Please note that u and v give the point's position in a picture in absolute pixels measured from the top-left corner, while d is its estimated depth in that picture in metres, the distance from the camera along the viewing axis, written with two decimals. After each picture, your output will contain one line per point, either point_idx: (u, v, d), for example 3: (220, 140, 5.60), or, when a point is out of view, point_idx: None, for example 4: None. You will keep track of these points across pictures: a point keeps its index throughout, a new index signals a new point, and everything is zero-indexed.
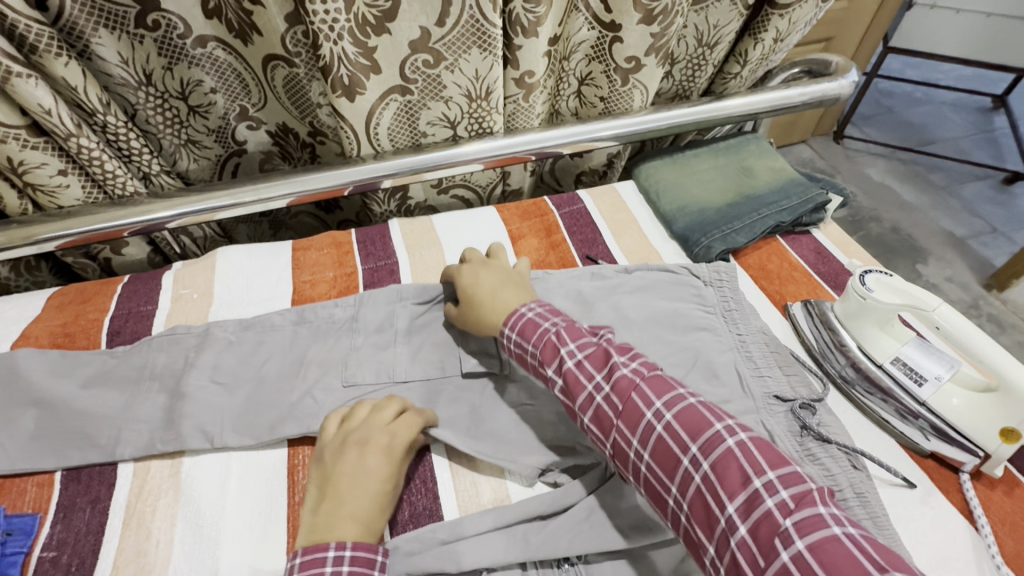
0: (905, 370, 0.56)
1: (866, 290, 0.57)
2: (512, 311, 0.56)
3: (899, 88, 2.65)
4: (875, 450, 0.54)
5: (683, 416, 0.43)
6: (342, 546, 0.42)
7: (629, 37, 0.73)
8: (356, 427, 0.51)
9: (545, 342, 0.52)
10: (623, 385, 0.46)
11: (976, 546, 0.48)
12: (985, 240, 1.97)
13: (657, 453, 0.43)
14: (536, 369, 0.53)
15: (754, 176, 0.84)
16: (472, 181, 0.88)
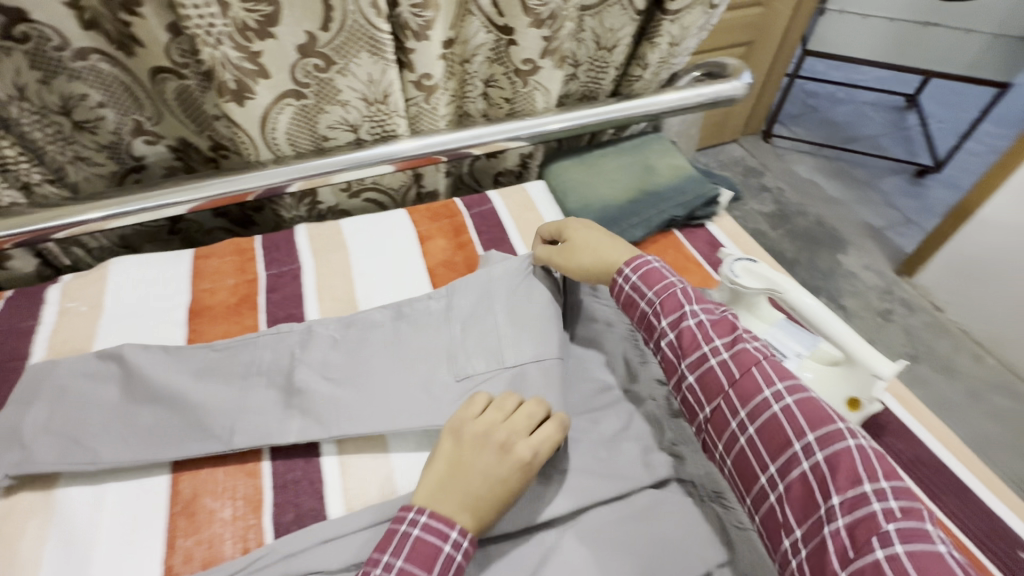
0: (769, 349, 0.59)
1: (734, 276, 0.60)
2: (638, 257, 0.60)
3: (822, 89, 2.82)
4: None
5: (803, 401, 0.46)
6: (416, 519, 0.45)
7: (523, 41, 0.76)
8: (464, 424, 0.51)
9: (667, 295, 0.56)
10: (745, 358, 0.50)
11: None
12: (897, 230, 2.11)
13: (766, 430, 0.46)
14: (647, 316, 0.57)
15: (655, 173, 0.88)
16: (384, 184, 0.89)
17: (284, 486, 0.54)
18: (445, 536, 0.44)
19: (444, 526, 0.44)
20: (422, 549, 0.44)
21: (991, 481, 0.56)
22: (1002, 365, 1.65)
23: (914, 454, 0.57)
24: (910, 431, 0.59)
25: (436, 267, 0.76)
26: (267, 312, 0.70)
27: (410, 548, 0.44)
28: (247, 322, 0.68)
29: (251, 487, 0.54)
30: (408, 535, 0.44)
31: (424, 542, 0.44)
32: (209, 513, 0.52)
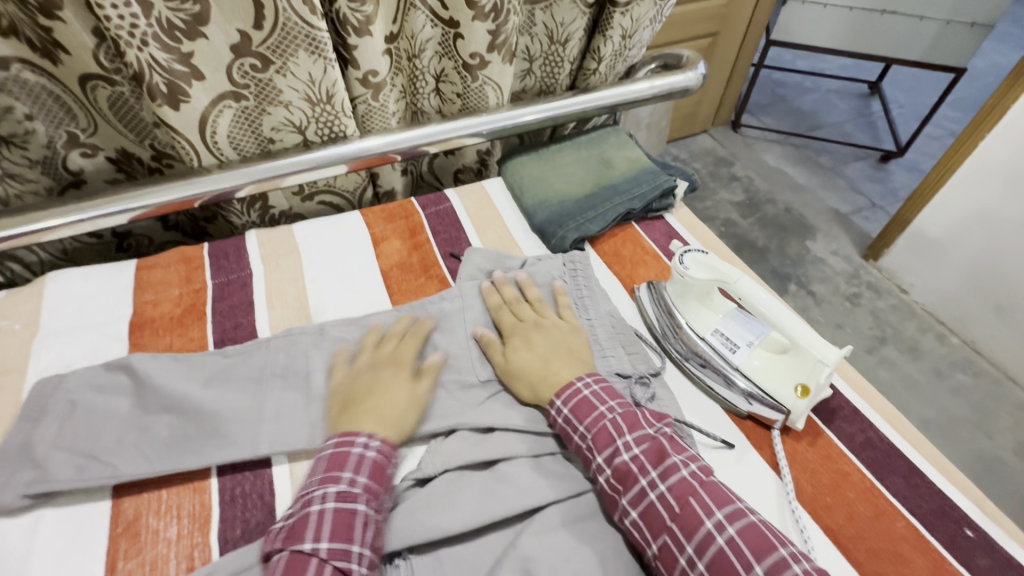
0: (722, 340, 0.61)
1: (683, 268, 0.60)
2: (565, 385, 0.57)
3: (788, 79, 2.86)
4: (700, 417, 0.58)
5: (745, 530, 0.45)
6: (368, 440, 0.52)
7: (470, 34, 0.76)
8: (364, 364, 0.60)
9: (597, 428, 0.52)
10: (682, 488, 0.48)
11: (779, 495, 0.52)
12: (864, 215, 2.15)
13: (714, 563, 0.44)
14: (583, 451, 0.53)
15: (612, 167, 0.88)
16: (337, 186, 0.87)
17: (230, 500, 0.52)
18: (354, 446, 0.51)
19: (351, 438, 0.51)
20: (377, 468, 0.50)
21: (939, 460, 0.56)
22: (964, 344, 1.69)
23: (865, 437, 0.57)
24: (860, 415, 0.59)
25: (391, 269, 0.75)
26: (215, 322, 0.67)
27: (367, 467, 0.50)
28: (194, 334, 0.66)
29: (197, 504, 0.52)
30: (361, 458, 0.50)
31: (362, 461, 0.50)
32: (153, 533, 0.50)
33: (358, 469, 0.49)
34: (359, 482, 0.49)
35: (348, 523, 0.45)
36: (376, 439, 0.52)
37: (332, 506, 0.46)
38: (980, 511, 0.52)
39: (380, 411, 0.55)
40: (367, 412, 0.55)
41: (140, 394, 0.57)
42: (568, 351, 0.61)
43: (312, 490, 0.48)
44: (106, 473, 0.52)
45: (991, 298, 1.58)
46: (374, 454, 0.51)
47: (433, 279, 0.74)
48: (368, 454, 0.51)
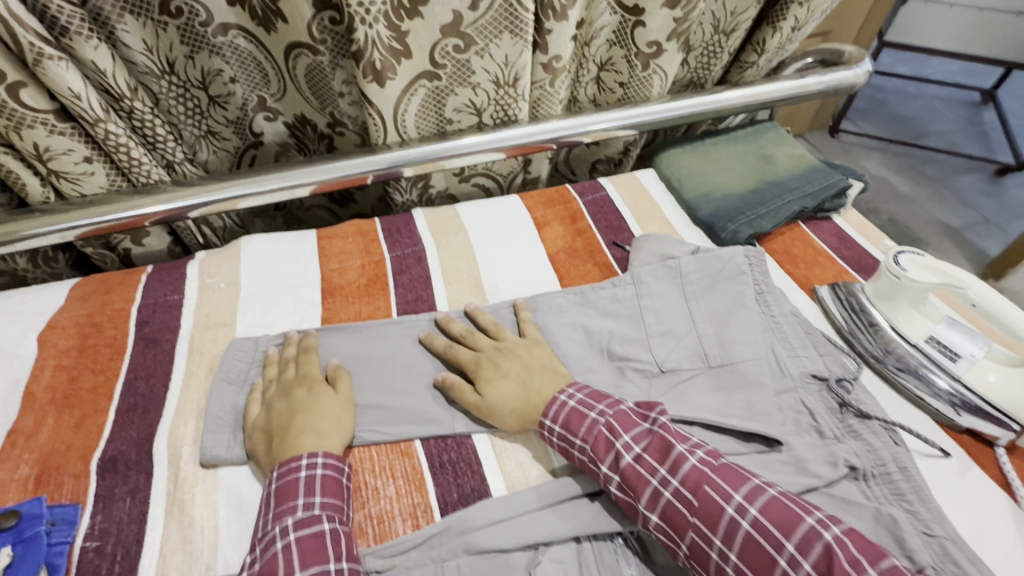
0: (939, 348, 0.58)
1: (900, 270, 0.58)
2: (550, 401, 0.54)
3: (890, 83, 2.70)
4: (911, 423, 0.56)
5: (767, 509, 0.43)
6: (313, 456, 0.50)
7: (651, 21, 0.74)
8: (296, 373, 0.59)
9: (595, 436, 0.50)
10: (695, 478, 0.45)
11: (1018, 518, 0.49)
12: (978, 231, 2.01)
13: (748, 553, 0.41)
14: (586, 463, 0.51)
15: (774, 163, 0.85)
16: (494, 170, 0.88)
17: (442, 465, 0.54)
18: (299, 469, 0.49)
19: (294, 464, 0.49)
20: (330, 481, 0.49)
21: None
22: None
23: None
24: None
25: (558, 254, 0.75)
26: (397, 293, 0.70)
27: (319, 485, 0.48)
28: (380, 303, 0.69)
29: (409, 467, 0.54)
30: (268, 492, 0.48)
31: (285, 483, 0.48)
32: (372, 490, 0.52)
33: (308, 491, 0.47)
34: (315, 502, 0.47)
35: (317, 547, 0.44)
36: (319, 456, 0.50)
37: (294, 537, 0.44)
38: None
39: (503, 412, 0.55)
40: (303, 430, 0.52)
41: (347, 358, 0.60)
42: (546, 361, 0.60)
43: (269, 529, 0.45)
44: None
45: None
46: (321, 471, 0.49)
47: (601, 266, 0.74)
48: (315, 473, 0.48)
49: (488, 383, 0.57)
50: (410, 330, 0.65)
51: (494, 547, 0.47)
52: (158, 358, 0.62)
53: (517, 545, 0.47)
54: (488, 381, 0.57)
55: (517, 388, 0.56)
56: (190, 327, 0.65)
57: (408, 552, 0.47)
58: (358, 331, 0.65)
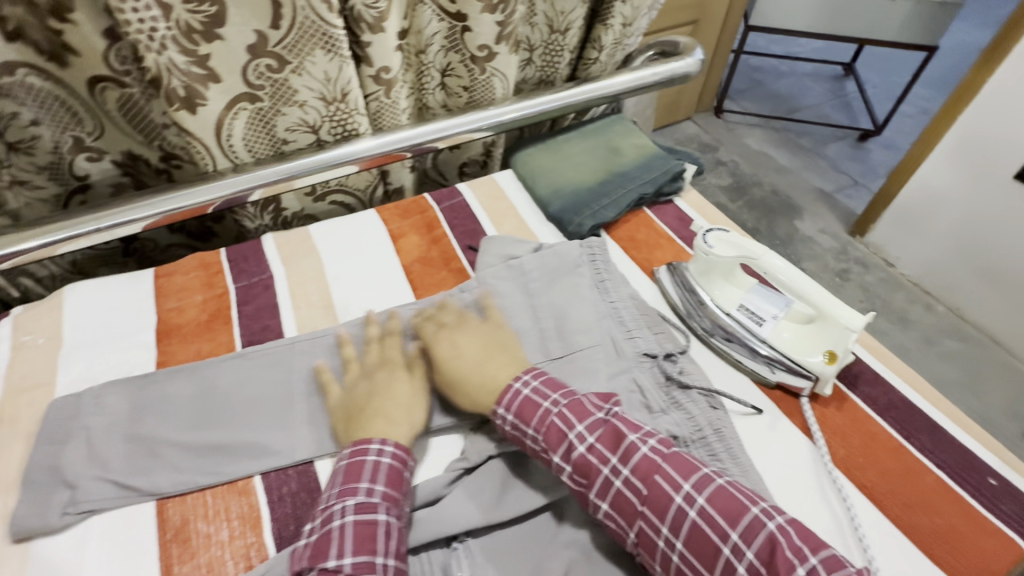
0: (747, 314, 0.63)
1: (708, 247, 0.63)
2: (506, 389, 0.55)
3: (765, 63, 2.91)
4: (731, 385, 0.61)
5: (715, 499, 0.45)
6: (383, 442, 0.51)
7: (477, 26, 0.76)
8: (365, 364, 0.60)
9: (547, 426, 0.51)
10: (644, 467, 0.47)
11: (815, 459, 0.55)
12: (847, 193, 2.22)
13: (694, 540, 0.44)
14: (536, 451, 0.52)
15: (620, 154, 0.89)
16: (349, 185, 0.87)
17: (281, 499, 0.54)
18: (368, 453, 0.50)
19: (364, 447, 0.51)
20: (393, 473, 0.50)
21: (959, 417, 0.59)
22: (950, 311, 1.72)
23: (886, 398, 0.60)
24: (881, 378, 0.62)
25: (412, 264, 0.75)
26: (242, 325, 0.67)
27: (383, 475, 0.49)
28: (222, 338, 0.66)
29: (245, 506, 0.53)
30: (338, 469, 0.50)
31: (354, 465, 0.50)
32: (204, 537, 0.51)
33: (375, 478, 0.49)
34: (377, 490, 0.48)
35: (369, 535, 0.46)
36: (388, 445, 0.51)
37: (349, 519, 0.46)
38: (1000, 460, 0.55)
39: (387, 411, 0.55)
40: (377, 414, 0.54)
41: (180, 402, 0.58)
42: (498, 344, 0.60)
43: (331, 505, 0.48)
44: (143, 484, 0.53)
45: (976, 264, 1.60)
46: (389, 460, 0.51)
47: (456, 272, 0.75)
48: (383, 461, 0.50)
49: (382, 391, 0.57)
50: (252, 360, 0.62)
51: None
52: None
53: None
54: (377, 387, 0.57)
55: (401, 395, 0.56)
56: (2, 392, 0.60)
57: None
58: (199, 373, 0.61)
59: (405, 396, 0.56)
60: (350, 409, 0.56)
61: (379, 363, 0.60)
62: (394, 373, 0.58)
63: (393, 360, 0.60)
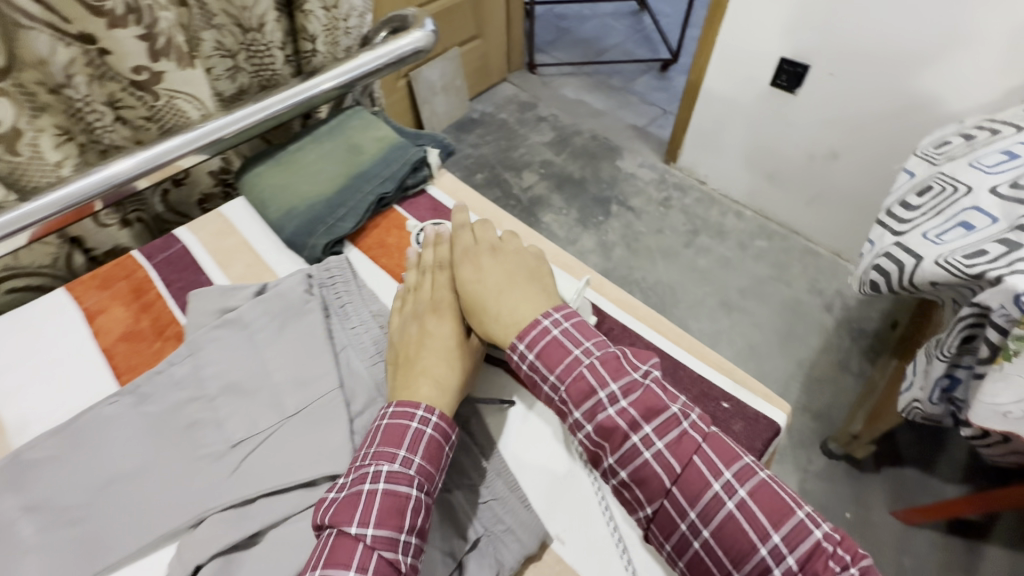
0: None
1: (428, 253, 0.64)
2: (531, 324, 0.51)
3: (567, 10, 2.95)
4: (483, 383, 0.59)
5: (758, 495, 0.43)
6: (429, 409, 0.49)
7: (116, 46, 0.63)
8: (430, 298, 0.58)
9: (576, 382, 0.48)
10: (687, 448, 0.45)
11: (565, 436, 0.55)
12: (659, 123, 2.34)
13: (725, 533, 0.42)
14: (553, 400, 0.49)
15: (360, 152, 0.81)
16: (23, 265, 0.70)
17: None
18: (413, 416, 0.48)
19: (410, 408, 0.49)
20: (432, 444, 0.47)
21: (699, 348, 0.61)
22: (756, 214, 1.88)
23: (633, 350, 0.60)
24: (629, 330, 0.62)
25: (115, 344, 0.62)
26: None
27: (423, 447, 0.47)
28: None
29: None
30: (380, 426, 0.48)
31: (397, 426, 0.47)
32: None
33: (412, 447, 0.47)
34: (414, 461, 0.46)
35: (395, 511, 0.43)
36: (433, 414, 0.49)
37: (382, 486, 0.44)
38: (731, 381, 0.58)
39: (435, 372, 0.52)
40: (424, 371, 0.52)
41: None
42: (531, 273, 0.57)
43: (365, 465, 0.46)
44: None
45: (762, 168, 1.76)
46: (431, 430, 0.48)
47: (170, 339, 0.63)
48: (425, 430, 0.48)
49: (432, 341, 0.54)
50: None
51: None
52: None
53: None
54: (426, 337, 0.55)
55: (446, 348, 0.54)
56: None
57: None
58: None
59: (448, 348, 0.54)
60: (401, 361, 0.54)
61: (429, 304, 0.58)
62: (442, 319, 0.56)
63: (443, 304, 0.57)
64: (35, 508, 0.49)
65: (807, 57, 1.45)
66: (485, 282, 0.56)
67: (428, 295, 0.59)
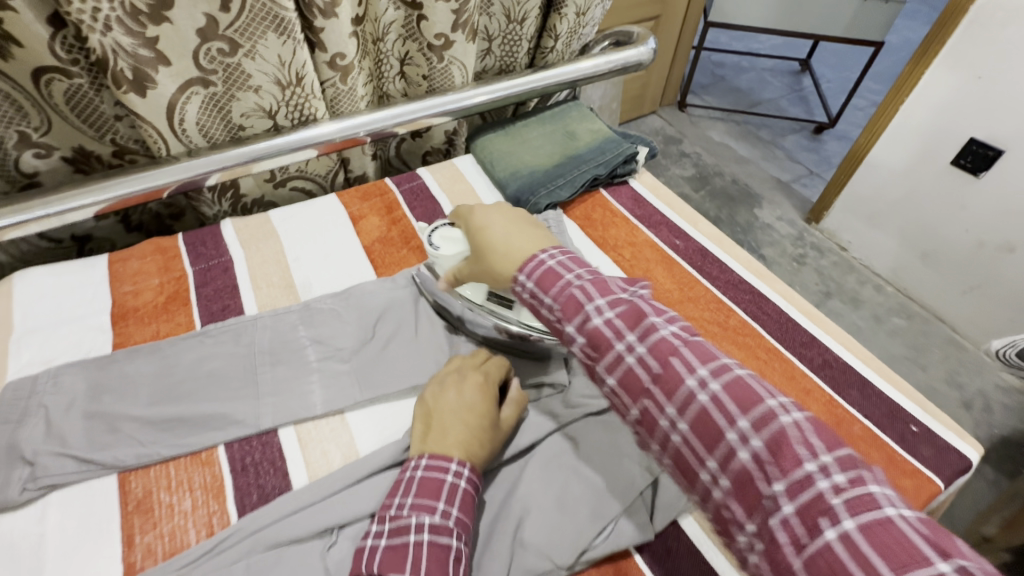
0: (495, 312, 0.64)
1: (435, 248, 0.66)
2: (530, 257, 0.51)
3: (726, 58, 2.97)
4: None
5: (833, 491, 0.34)
6: (462, 467, 0.48)
7: (433, 15, 0.78)
8: (452, 374, 0.57)
9: (565, 297, 0.47)
10: (663, 348, 0.42)
11: None
12: (804, 182, 2.29)
13: (698, 423, 0.40)
14: (610, 395, 0.45)
15: (576, 138, 0.92)
16: (309, 171, 0.88)
17: (242, 470, 0.53)
18: (445, 471, 0.47)
19: (444, 462, 0.48)
20: (466, 497, 0.47)
21: (886, 373, 0.65)
22: (898, 292, 1.72)
23: (822, 359, 0.65)
24: (818, 341, 0.67)
25: (372, 245, 0.77)
26: (200, 306, 0.67)
27: (458, 498, 0.46)
28: (180, 319, 0.66)
29: (208, 475, 0.53)
30: (411, 479, 0.47)
31: (428, 480, 0.46)
32: (167, 507, 0.51)
33: (448, 500, 0.46)
34: (452, 514, 0.45)
35: (442, 558, 0.42)
36: (466, 468, 0.48)
37: (427, 538, 0.43)
38: (921, 410, 0.61)
39: (471, 441, 0.50)
40: (461, 438, 0.50)
41: (141, 387, 0.58)
42: (531, 224, 0.59)
43: (405, 515, 0.44)
44: (106, 458, 0.52)
45: (916, 246, 1.61)
46: (463, 484, 0.47)
47: (415, 250, 0.77)
48: (459, 484, 0.47)
49: (473, 412, 0.52)
50: (215, 338, 0.63)
51: (286, 539, 0.48)
52: None
53: (310, 534, 0.48)
54: (469, 402, 0.53)
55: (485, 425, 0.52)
56: None
57: (197, 561, 0.47)
58: (159, 353, 0.61)
59: (486, 427, 0.52)
60: (436, 418, 0.52)
61: (454, 378, 0.56)
62: (483, 397, 0.54)
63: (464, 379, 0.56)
64: (320, 343, 0.64)
65: (1005, 141, 1.32)
66: (493, 230, 0.58)
67: (474, 368, 0.58)
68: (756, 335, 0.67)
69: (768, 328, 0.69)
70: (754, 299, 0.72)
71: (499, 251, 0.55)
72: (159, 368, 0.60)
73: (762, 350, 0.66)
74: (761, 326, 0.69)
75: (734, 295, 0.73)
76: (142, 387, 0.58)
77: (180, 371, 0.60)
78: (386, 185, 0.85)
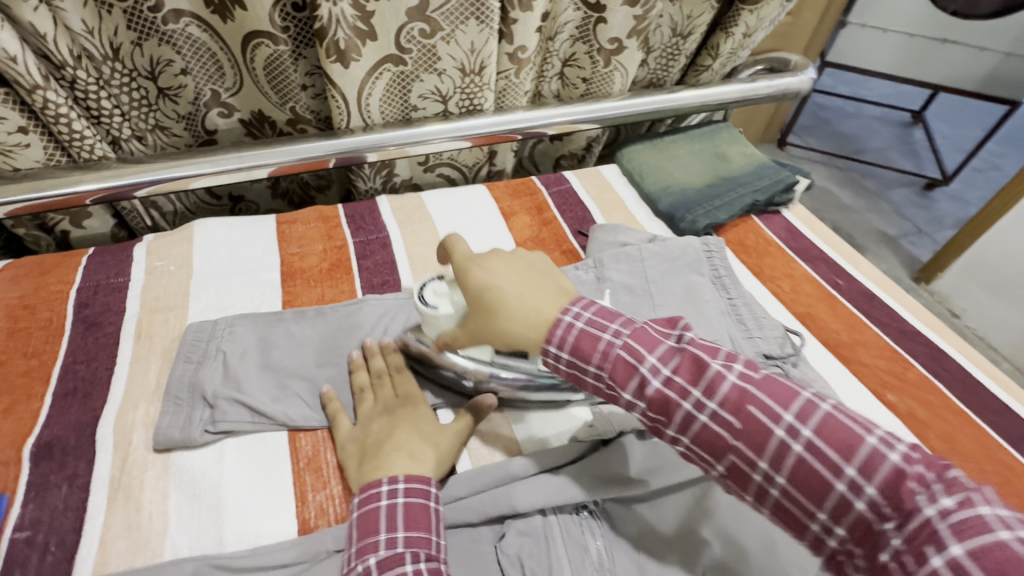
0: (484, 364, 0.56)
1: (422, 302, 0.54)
2: (554, 325, 0.44)
3: (832, 102, 2.85)
4: (840, 387, 0.62)
5: (822, 428, 0.36)
6: (394, 479, 0.44)
7: (613, 19, 0.78)
8: (376, 395, 0.54)
9: (611, 361, 0.42)
10: (736, 398, 0.38)
11: None
12: (912, 239, 2.15)
13: (797, 477, 0.36)
14: (605, 389, 0.44)
15: (728, 160, 0.88)
16: (458, 160, 0.89)
17: None
18: (379, 497, 0.43)
19: (374, 490, 0.44)
20: (414, 509, 0.43)
21: None
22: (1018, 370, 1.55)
23: (1018, 431, 0.59)
24: (1011, 411, 0.61)
25: (526, 244, 0.76)
26: (362, 277, 0.68)
27: (401, 517, 0.42)
28: (343, 286, 0.67)
29: None
30: (377, 509, 0.42)
31: (366, 514, 0.42)
32: (335, 468, 0.51)
33: (390, 525, 0.42)
34: (398, 539, 0.41)
35: None
36: (400, 479, 0.44)
37: None
38: None
39: (410, 451, 0.48)
40: (394, 455, 0.47)
41: (310, 347, 0.59)
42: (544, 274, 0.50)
43: (352, 566, 0.40)
44: (279, 413, 0.53)
45: None
46: (403, 499, 0.43)
47: (568, 253, 0.76)
48: (397, 502, 0.43)
49: (401, 428, 0.50)
50: (378, 310, 0.63)
51: (458, 521, 0.47)
52: (99, 343, 0.58)
53: (483, 520, 0.48)
54: (398, 424, 0.50)
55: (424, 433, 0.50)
56: (137, 310, 0.61)
57: None
58: (323, 316, 0.62)
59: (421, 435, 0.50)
60: (367, 445, 0.49)
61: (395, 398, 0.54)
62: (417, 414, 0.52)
63: (388, 402, 0.53)
64: None
65: None
66: (499, 281, 0.47)
67: (395, 388, 0.55)
68: (941, 395, 0.62)
69: (952, 388, 0.63)
70: (932, 353, 0.66)
71: (513, 306, 0.45)
72: (325, 330, 0.61)
73: (949, 412, 0.60)
74: (944, 384, 0.63)
75: (909, 346, 0.67)
76: (311, 348, 0.59)
77: (345, 337, 0.60)
78: (537, 184, 0.85)
